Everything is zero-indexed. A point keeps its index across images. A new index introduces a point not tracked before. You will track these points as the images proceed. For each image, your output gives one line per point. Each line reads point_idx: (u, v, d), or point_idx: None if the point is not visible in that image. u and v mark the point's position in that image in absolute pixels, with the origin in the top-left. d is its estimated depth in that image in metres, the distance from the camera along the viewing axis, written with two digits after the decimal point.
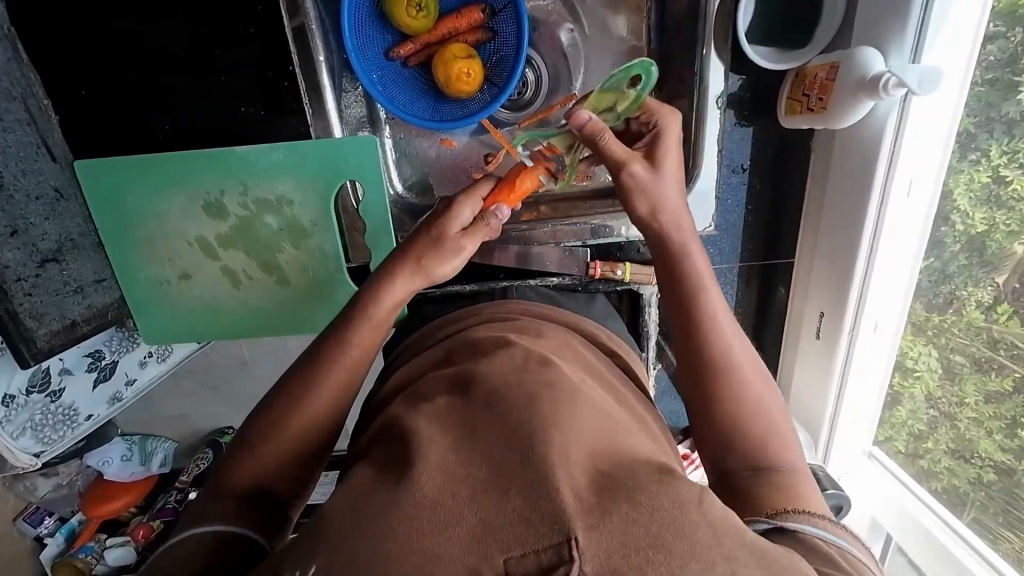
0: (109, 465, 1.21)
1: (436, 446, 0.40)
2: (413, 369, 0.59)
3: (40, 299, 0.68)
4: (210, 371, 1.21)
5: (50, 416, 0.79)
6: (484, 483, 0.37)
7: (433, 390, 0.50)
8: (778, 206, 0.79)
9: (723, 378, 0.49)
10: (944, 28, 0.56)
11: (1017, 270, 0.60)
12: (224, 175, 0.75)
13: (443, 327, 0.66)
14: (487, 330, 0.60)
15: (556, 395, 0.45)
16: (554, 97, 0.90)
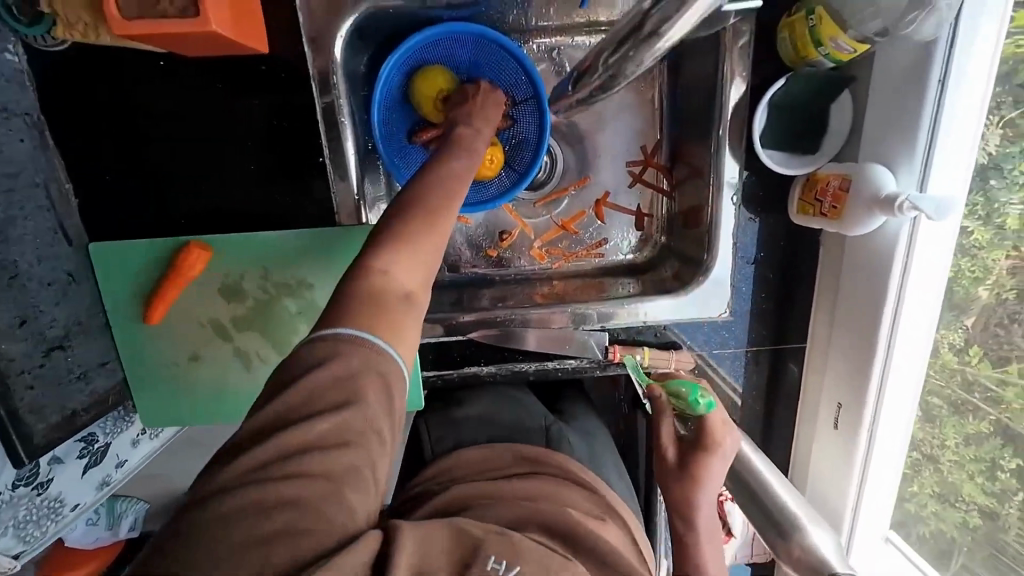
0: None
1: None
2: (471, 493, 0.62)
3: (43, 391, 0.64)
4: None
5: (33, 512, 0.73)
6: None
7: (523, 528, 0.55)
8: (791, 292, 0.82)
9: None
10: (953, 128, 0.59)
11: (984, 311, 0.65)
12: (244, 258, 0.74)
13: (461, 470, 0.68)
14: (527, 482, 0.63)
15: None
16: (567, 179, 0.95)
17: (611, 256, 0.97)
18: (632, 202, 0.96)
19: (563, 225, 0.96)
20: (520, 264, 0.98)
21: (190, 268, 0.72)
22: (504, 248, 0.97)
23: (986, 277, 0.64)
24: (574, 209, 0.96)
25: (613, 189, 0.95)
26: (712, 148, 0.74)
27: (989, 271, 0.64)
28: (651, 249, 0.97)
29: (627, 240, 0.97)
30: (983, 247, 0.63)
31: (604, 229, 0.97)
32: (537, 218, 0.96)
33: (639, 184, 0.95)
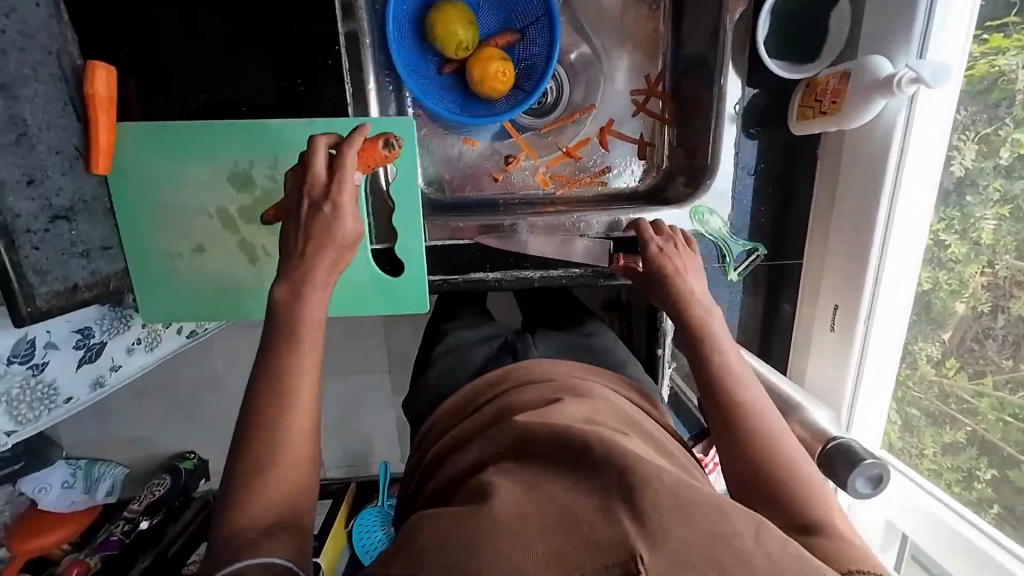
0: (46, 491, 1.40)
1: (508, 490, 0.48)
2: (458, 431, 0.68)
3: (46, 255, 0.63)
4: (174, 393, 1.46)
5: (27, 392, 0.72)
6: (555, 516, 0.45)
7: (496, 444, 0.58)
8: (792, 208, 0.84)
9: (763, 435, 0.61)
10: (948, 23, 0.65)
11: (958, 327, 0.74)
12: (254, 146, 0.74)
13: (482, 390, 0.74)
14: (528, 395, 0.68)
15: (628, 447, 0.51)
16: (574, 107, 0.98)
17: (614, 184, 1.00)
18: (635, 130, 0.98)
19: (568, 152, 0.98)
20: (525, 188, 1.00)
21: (97, 140, 0.69)
22: (509, 172, 0.99)
23: (961, 291, 0.73)
24: (579, 136, 0.99)
25: (618, 118, 0.98)
26: (721, 57, 0.76)
27: (963, 285, 0.73)
28: (655, 176, 1.00)
29: (630, 168, 1.00)
30: (959, 260, 0.73)
31: (607, 157, 1.00)
32: (543, 142, 0.98)
33: (643, 114, 0.98)
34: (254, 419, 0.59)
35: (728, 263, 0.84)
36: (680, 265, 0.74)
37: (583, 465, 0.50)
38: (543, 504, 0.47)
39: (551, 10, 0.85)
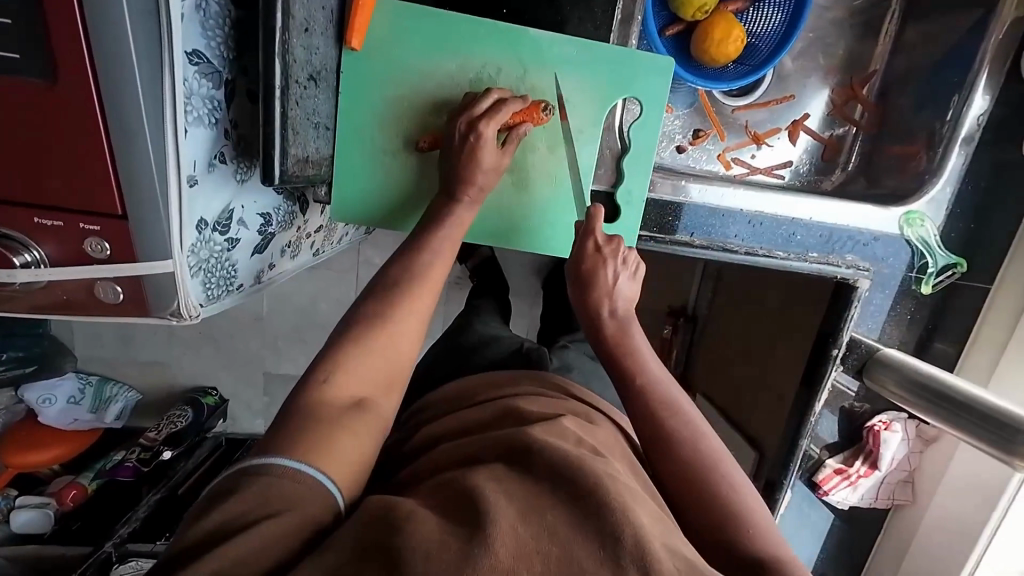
0: (49, 404, 1.35)
1: (503, 513, 0.43)
2: (467, 418, 0.64)
3: (299, 117, 0.57)
4: (216, 325, 1.41)
5: (219, 265, 0.63)
6: (554, 561, 0.40)
7: (481, 451, 0.53)
8: (984, 236, 0.86)
9: (692, 463, 0.56)
10: None
11: None
12: (507, 53, 0.69)
13: (480, 390, 0.71)
14: (532, 403, 0.63)
15: (617, 484, 0.47)
16: (773, 94, 0.94)
17: (791, 181, 0.97)
18: (823, 130, 0.96)
19: (756, 137, 0.95)
20: (704, 166, 0.96)
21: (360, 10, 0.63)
22: (694, 147, 0.95)
23: None
24: (770, 125, 0.96)
25: (811, 114, 0.95)
26: (980, 73, 0.79)
27: None
28: (831, 181, 0.97)
29: (808, 166, 0.97)
30: None
31: (789, 151, 0.97)
32: (733, 123, 0.95)
33: (836, 115, 0.96)
34: (357, 367, 0.56)
35: (925, 276, 0.87)
36: (610, 275, 0.68)
37: (583, 499, 0.44)
38: (541, 538, 0.41)
39: None
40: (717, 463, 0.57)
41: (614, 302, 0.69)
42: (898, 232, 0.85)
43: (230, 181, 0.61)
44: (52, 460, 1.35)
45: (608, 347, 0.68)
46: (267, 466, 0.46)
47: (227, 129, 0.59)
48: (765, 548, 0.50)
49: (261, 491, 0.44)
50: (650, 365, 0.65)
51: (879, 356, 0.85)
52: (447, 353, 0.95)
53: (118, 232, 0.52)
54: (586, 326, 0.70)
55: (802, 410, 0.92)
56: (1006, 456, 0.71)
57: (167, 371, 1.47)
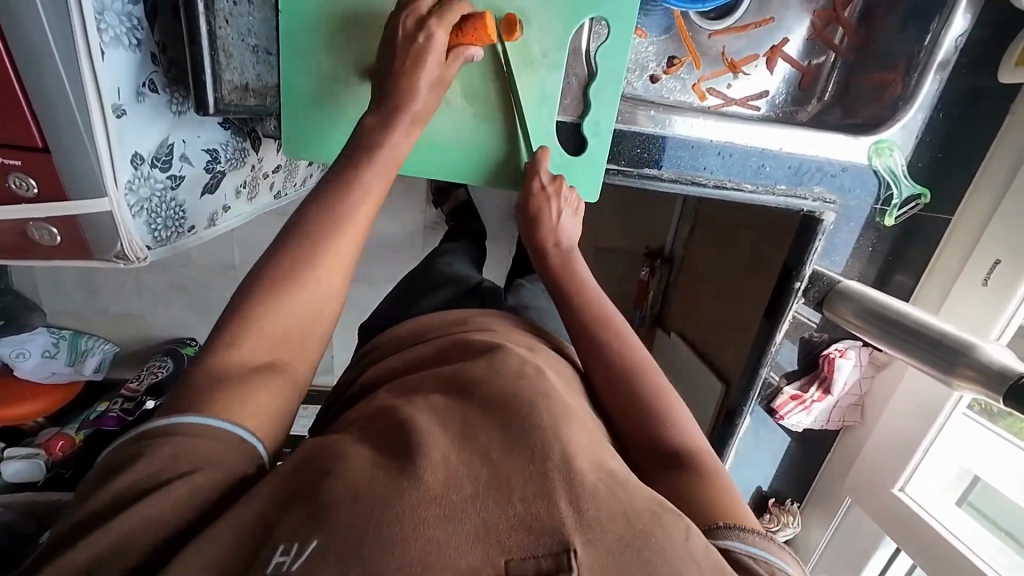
0: (25, 358, 1.33)
1: (437, 441, 0.43)
2: (405, 360, 0.64)
3: (231, 36, 0.52)
4: (185, 275, 1.38)
5: (163, 205, 0.59)
6: (484, 483, 0.40)
7: (425, 385, 0.55)
8: (951, 167, 0.85)
9: (622, 364, 0.63)
10: None
11: None
12: None
13: (432, 328, 0.72)
14: (483, 337, 0.64)
15: (552, 407, 0.49)
16: (753, 17, 0.90)
17: (767, 112, 0.94)
18: (803, 57, 0.93)
19: (732, 65, 0.91)
20: (679, 97, 0.92)
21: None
22: (668, 76, 0.91)
23: None
24: (748, 51, 0.92)
25: (791, 39, 0.91)
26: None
27: None
28: (805, 112, 0.95)
29: (783, 97, 0.95)
30: None
31: (767, 80, 0.93)
32: (710, 50, 0.91)
33: (816, 40, 0.92)
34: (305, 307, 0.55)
35: (889, 208, 0.87)
36: (553, 213, 0.72)
37: (519, 424, 0.46)
38: (474, 463, 0.42)
39: None
40: (656, 386, 0.61)
41: (557, 237, 0.74)
42: (865, 162, 0.84)
43: (164, 112, 0.57)
44: (35, 413, 1.35)
45: (555, 275, 0.73)
46: (174, 428, 0.46)
47: (155, 53, 0.54)
48: (678, 439, 0.57)
49: (165, 450, 0.44)
50: (588, 286, 0.71)
51: (840, 288, 0.87)
52: (412, 293, 0.94)
53: (43, 168, 0.49)
54: (532, 254, 0.76)
55: (763, 343, 0.96)
56: (945, 376, 0.75)
57: (141, 323, 1.45)
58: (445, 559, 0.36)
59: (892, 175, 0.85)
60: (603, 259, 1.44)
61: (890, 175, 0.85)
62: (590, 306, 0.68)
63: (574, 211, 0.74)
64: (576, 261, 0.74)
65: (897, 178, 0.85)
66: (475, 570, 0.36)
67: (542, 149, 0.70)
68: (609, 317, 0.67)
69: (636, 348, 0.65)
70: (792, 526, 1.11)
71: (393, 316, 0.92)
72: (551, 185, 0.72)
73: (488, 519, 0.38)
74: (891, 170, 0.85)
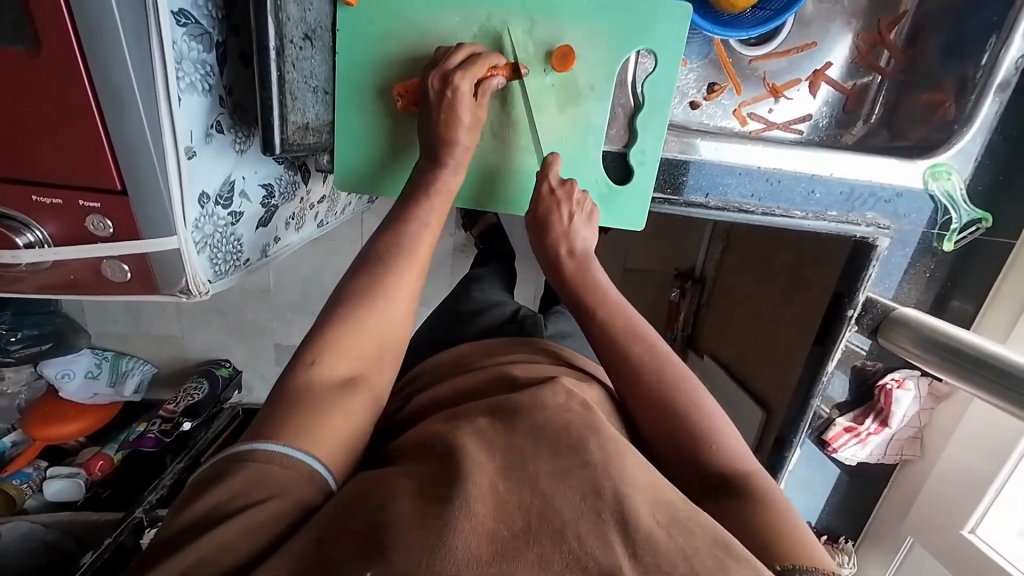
0: (69, 379, 1.39)
1: (484, 471, 0.42)
2: (450, 390, 0.63)
3: (296, 79, 0.54)
4: (225, 299, 1.41)
5: (224, 240, 0.61)
6: (535, 516, 0.40)
7: (468, 408, 0.53)
8: (1010, 189, 0.82)
9: (659, 384, 0.59)
10: None
11: None
12: (515, 4, 0.64)
13: (474, 358, 0.71)
14: (524, 368, 0.62)
15: (602, 440, 0.46)
16: (794, 42, 0.89)
17: (811, 135, 0.93)
18: (847, 80, 0.91)
19: (774, 89, 0.90)
20: (720, 122, 0.92)
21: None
22: (709, 102, 0.91)
23: None
24: (790, 76, 0.91)
25: (835, 62, 0.90)
26: None
27: None
28: (851, 134, 0.93)
29: (828, 119, 0.93)
30: None
31: (810, 104, 0.92)
32: (751, 75, 0.90)
33: (862, 63, 0.90)
34: (356, 343, 0.55)
35: (948, 233, 0.84)
36: (564, 217, 0.70)
37: (568, 455, 0.44)
38: (524, 494, 0.41)
39: None
40: (695, 406, 0.57)
41: (571, 242, 0.71)
42: (921, 186, 0.82)
43: (229, 151, 0.59)
44: (78, 432, 1.39)
45: (576, 291, 0.70)
46: (253, 453, 0.45)
47: (222, 96, 0.56)
48: (726, 463, 0.54)
49: (243, 479, 0.44)
50: (615, 300, 0.68)
51: (896, 315, 0.84)
52: (448, 319, 0.94)
53: (120, 210, 0.51)
54: (545, 267, 0.73)
55: (816, 368, 0.92)
56: (1023, 412, 0.70)
57: (181, 346, 1.49)
58: None
59: (948, 200, 0.82)
60: (636, 281, 1.42)
61: (946, 200, 0.82)
62: (619, 322, 0.65)
63: (587, 217, 0.71)
64: (597, 270, 0.71)
65: (953, 204, 0.82)
66: None
67: (551, 155, 0.68)
68: (640, 332, 0.64)
69: (671, 364, 0.61)
70: (847, 565, 1.05)
71: (432, 343, 0.92)
72: (558, 189, 0.69)
73: (541, 555, 0.37)
74: (948, 195, 0.82)
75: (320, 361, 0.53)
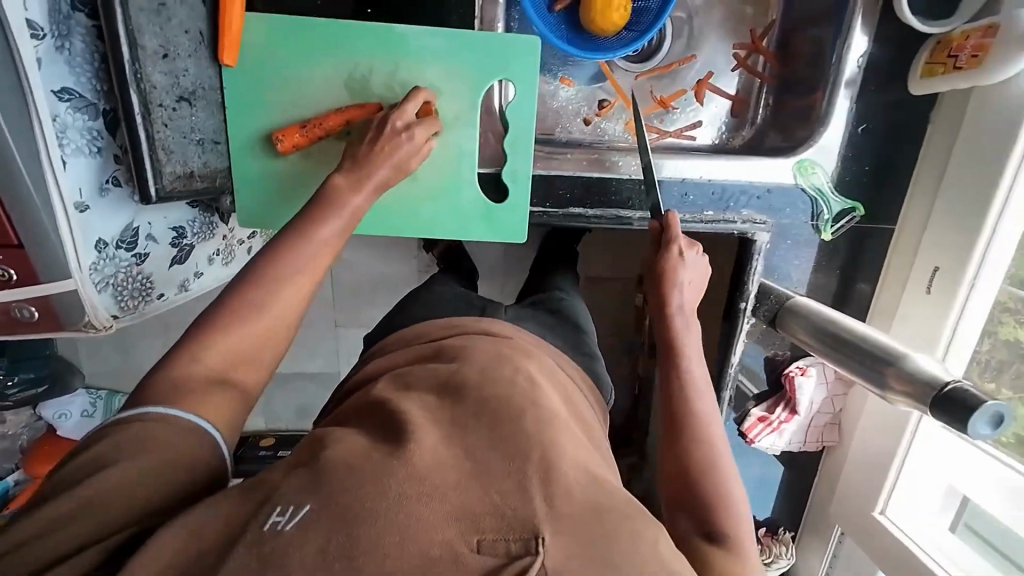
0: (66, 419, 1.44)
1: (429, 434, 0.48)
2: (408, 354, 0.69)
3: (171, 136, 0.62)
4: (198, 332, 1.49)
5: (129, 280, 0.70)
6: (467, 473, 0.45)
7: (421, 382, 0.58)
8: (888, 174, 0.85)
9: (678, 415, 0.63)
10: None
11: (1002, 347, 0.78)
12: (377, 53, 0.72)
13: (437, 329, 0.73)
14: (484, 341, 0.66)
15: (536, 415, 0.52)
16: (674, 56, 0.96)
17: (704, 140, 0.98)
18: (731, 86, 0.97)
19: (662, 101, 0.96)
20: (614, 135, 0.98)
21: (228, 29, 0.67)
22: (601, 117, 0.97)
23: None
24: (676, 87, 0.97)
25: (716, 71, 0.96)
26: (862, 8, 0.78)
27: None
28: (744, 135, 0.98)
29: (719, 125, 0.98)
30: None
31: (699, 111, 0.98)
32: (637, 89, 0.97)
33: (741, 70, 0.96)
34: None
35: (822, 223, 0.87)
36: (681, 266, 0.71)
37: (501, 427, 0.49)
38: (460, 456, 0.47)
39: None
40: (704, 426, 0.62)
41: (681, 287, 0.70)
42: (791, 182, 0.86)
43: (129, 203, 0.66)
44: None
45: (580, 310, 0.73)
46: (138, 416, 0.50)
47: (117, 155, 0.64)
48: (711, 492, 0.57)
49: (131, 437, 0.48)
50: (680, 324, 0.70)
51: (790, 305, 0.85)
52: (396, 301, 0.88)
53: (20, 260, 0.59)
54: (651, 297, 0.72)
55: (722, 360, 0.95)
56: (882, 391, 0.73)
57: None
58: (422, 529, 0.40)
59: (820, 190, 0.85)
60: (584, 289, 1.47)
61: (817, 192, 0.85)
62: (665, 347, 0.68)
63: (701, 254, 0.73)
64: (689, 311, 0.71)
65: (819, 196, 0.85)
66: (449, 545, 0.39)
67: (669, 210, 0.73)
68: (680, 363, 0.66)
69: (702, 401, 0.64)
70: (786, 556, 1.05)
71: None
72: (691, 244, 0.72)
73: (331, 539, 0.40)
74: (820, 193, 0.85)
75: (216, 361, 0.55)
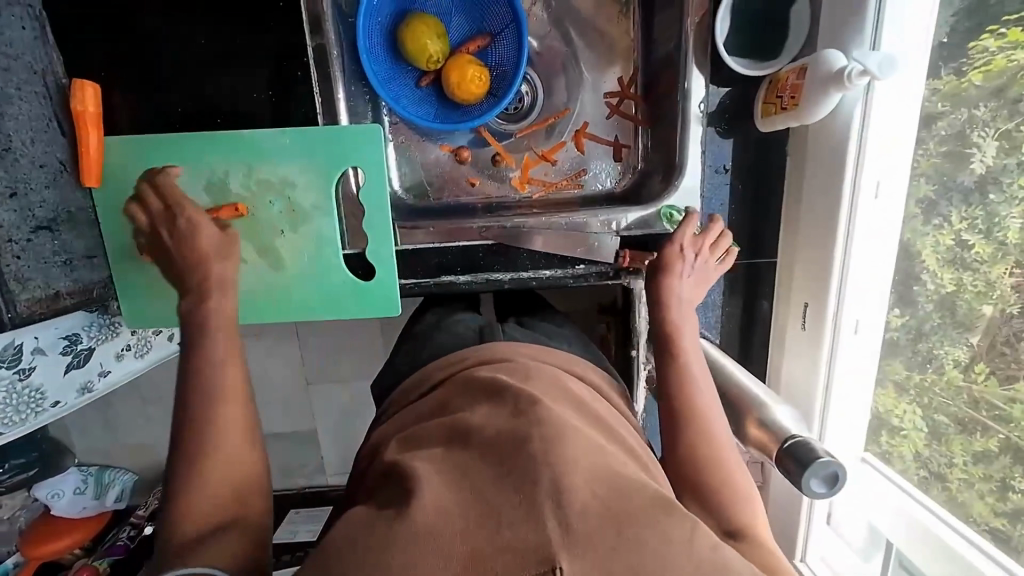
0: (58, 498, 1.24)
1: (429, 485, 0.46)
2: (422, 385, 0.67)
3: (28, 264, 0.67)
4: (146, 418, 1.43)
5: (13, 396, 0.76)
6: (474, 517, 0.43)
7: (425, 434, 0.54)
8: (761, 210, 0.88)
9: (709, 425, 0.66)
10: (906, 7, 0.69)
11: (988, 328, 0.70)
12: (231, 156, 0.77)
13: (434, 371, 0.67)
14: (482, 371, 0.61)
15: (542, 431, 0.49)
16: (548, 111, 0.98)
17: (591, 186, 0.98)
18: (609, 133, 0.98)
19: (545, 155, 0.97)
20: (500, 193, 0.98)
21: (86, 153, 0.73)
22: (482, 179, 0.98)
23: (988, 292, 0.70)
24: (556, 140, 0.98)
25: (591, 120, 0.98)
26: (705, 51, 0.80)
27: (990, 285, 0.69)
28: (631, 177, 0.98)
29: (606, 171, 0.99)
30: (986, 260, 0.70)
31: (584, 160, 0.98)
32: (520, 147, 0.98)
33: (616, 116, 0.97)
34: None
35: None
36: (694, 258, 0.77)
37: (508, 459, 0.47)
38: (463, 499, 0.45)
39: (519, 15, 0.87)
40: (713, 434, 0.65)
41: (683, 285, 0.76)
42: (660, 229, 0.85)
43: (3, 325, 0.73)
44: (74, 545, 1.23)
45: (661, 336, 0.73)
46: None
47: None
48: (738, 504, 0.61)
49: None
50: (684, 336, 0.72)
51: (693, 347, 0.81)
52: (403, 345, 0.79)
53: None
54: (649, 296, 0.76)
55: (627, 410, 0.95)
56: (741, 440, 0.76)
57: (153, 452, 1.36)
58: None
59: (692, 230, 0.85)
60: None
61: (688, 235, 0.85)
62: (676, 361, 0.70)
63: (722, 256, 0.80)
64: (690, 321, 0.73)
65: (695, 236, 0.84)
66: None
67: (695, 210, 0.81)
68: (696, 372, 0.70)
69: (706, 405, 0.67)
70: None
71: None
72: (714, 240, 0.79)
73: None
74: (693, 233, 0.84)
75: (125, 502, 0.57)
